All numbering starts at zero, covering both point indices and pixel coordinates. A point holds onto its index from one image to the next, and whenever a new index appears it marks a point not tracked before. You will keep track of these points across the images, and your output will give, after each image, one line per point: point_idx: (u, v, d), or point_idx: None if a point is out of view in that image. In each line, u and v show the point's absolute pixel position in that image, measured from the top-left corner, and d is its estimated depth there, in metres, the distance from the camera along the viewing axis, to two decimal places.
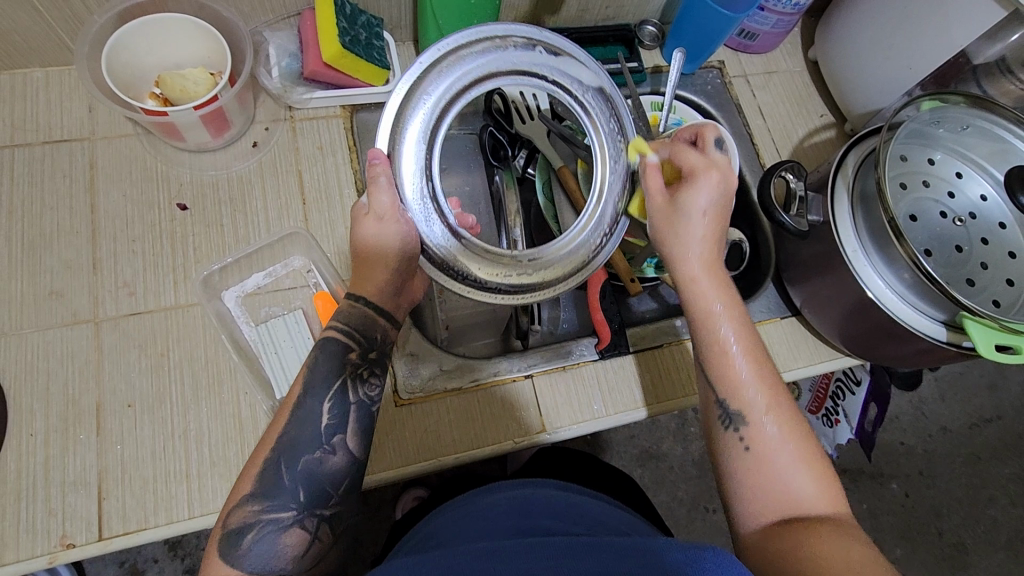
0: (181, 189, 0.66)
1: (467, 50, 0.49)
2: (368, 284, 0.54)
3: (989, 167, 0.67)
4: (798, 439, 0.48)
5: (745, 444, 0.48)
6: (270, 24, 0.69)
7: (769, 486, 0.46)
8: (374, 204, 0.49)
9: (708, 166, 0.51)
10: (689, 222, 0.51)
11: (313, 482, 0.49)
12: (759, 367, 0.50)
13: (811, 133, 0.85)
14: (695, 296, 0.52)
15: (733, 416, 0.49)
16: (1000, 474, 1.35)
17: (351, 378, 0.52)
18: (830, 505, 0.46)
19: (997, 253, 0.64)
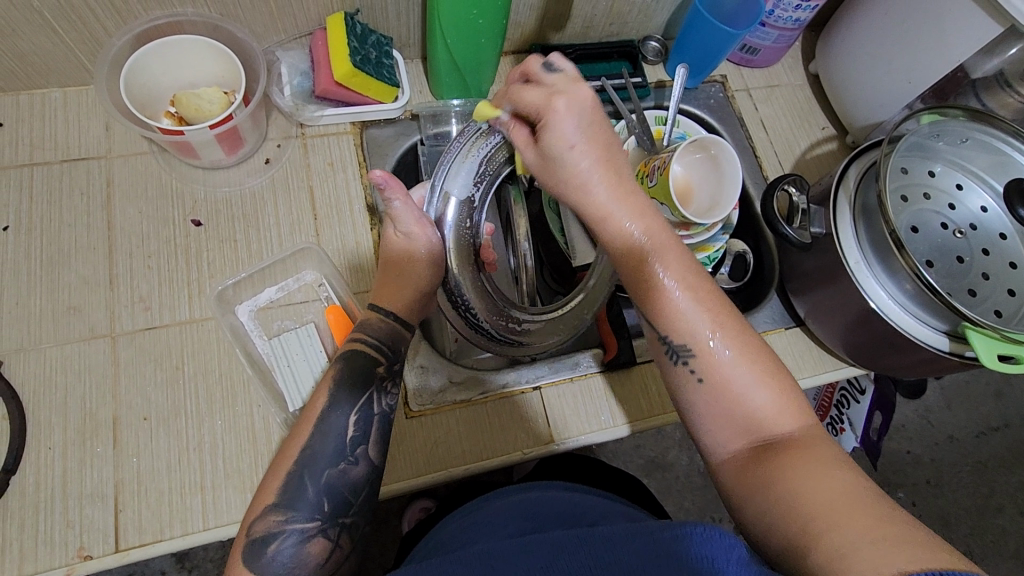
0: (195, 206, 0.67)
1: None
2: (394, 297, 0.58)
3: (988, 179, 0.68)
4: (751, 351, 0.46)
5: (698, 375, 0.46)
6: (282, 44, 0.71)
7: (730, 408, 0.45)
8: (397, 221, 0.56)
9: (550, 99, 0.49)
10: (572, 155, 0.49)
11: (335, 493, 0.50)
12: (694, 284, 0.48)
13: (813, 145, 0.86)
14: (611, 233, 0.49)
15: (679, 350, 0.47)
16: (1008, 483, 1.35)
17: (377, 391, 0.55)
18: (791, 414, 0.44)
19: (998, 264, 0.65)
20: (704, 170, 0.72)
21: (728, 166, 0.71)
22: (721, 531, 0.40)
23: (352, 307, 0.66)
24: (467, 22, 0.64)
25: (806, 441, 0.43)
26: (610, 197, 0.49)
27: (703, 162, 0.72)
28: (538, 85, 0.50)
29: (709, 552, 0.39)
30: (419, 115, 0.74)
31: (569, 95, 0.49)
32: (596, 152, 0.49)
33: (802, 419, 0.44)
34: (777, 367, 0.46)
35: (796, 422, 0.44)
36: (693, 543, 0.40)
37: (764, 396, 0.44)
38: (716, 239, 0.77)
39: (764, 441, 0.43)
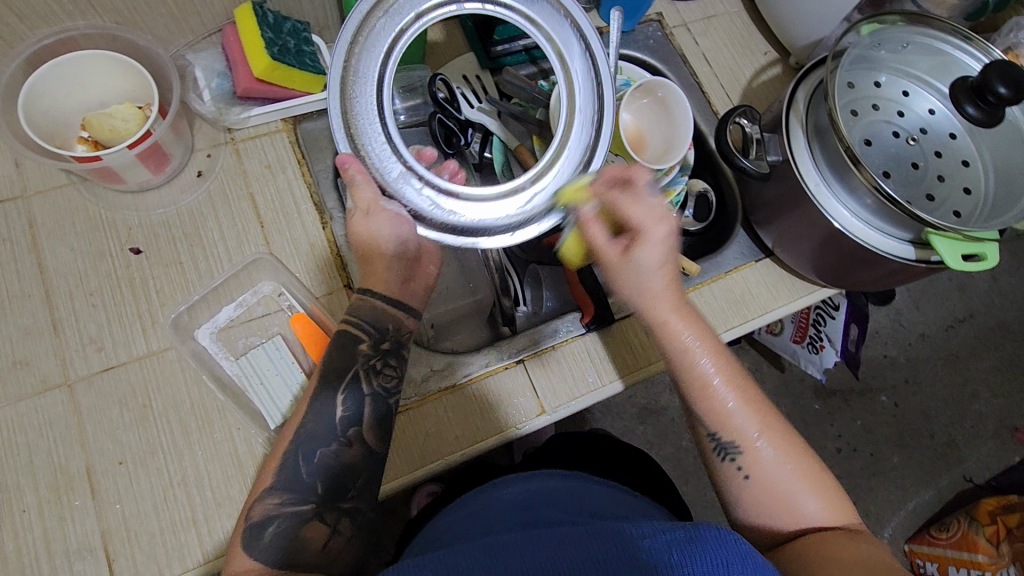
0: (131, 233, 0.63)
1: (371, 23, 0.50)
2: (379, 280, 0.58)
3: (932, 82, 0.68)
4: (789, 448, 0.53)
5: (744, 473, 0.52)
6: (191, 45, 0.66)
7: (775, 508, 0.52)
8: (359, 200, 0.52)
9: (658, 220, 0.51)
10: (647, 273, 0.52)
11: (331, 474, 0.52)
12: (743, 387, 0.54)
13: (758, 72, 0.85)
14: (667, 332, 0.54)
15: (729, 448, 0.53)
16: (979, 370, 1.41)
17: (361, 370, 0.55)
18: (831, 514, 0.51)
19: (951, 164, 0.66)
20: (653, 114, 0.71)
21: (676, 105, 0.69)
22: (732, 535, 0.44)
23: (318, 312, 0.63)
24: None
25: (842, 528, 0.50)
26: (671, 312, 0.54)
27: (653, 105, 0.71)
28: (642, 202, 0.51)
29: (722, 553, 0.43)
30: None
31: (668, 224, 0.52)
32: (670, 271, 0.54)
33: (844, 515, 0.52)
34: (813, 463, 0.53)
35: (837, 517, 0.51)
36: (708, 543, 0.44)
37: (813, 504, 0.51)
38: (677, 182, 0.74)
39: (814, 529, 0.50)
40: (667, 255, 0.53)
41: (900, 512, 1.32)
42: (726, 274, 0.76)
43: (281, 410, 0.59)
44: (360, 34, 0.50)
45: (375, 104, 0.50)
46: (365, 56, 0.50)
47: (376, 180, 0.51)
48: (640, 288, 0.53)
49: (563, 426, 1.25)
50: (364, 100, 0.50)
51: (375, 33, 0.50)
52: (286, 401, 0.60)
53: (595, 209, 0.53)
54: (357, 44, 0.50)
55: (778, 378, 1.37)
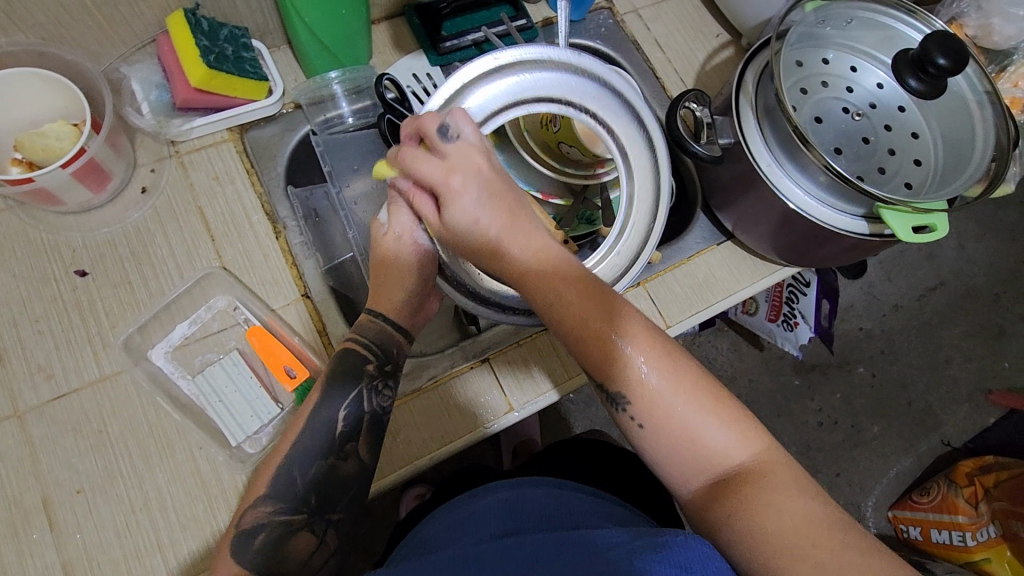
0: (76, 255, 0.61)
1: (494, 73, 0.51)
2: (386, 300, 0.57)
3: (878, 55, 0.69)
4: (687, 388, 0.46)
5: (638, 421, 0.46)
6: (126, 57, 0.64)
7: (681, 445, 0.45)
8: (393, 224, 0.54)
9: (448, 175, 0.46)
10: (463, 185, 0.47)
11: (321, 485, 0.52)
12: (600, 313, 0.47)
13: (711, 55, 0.85)
14: (518, 270, 0.48)
15: (617, 397, 0.47)
16: (952, 335, 1.43)
17: (366, 390, 0.55)
18: (740, 442, 0.45)
19: (902, 137, 0.66)
20: None
21: None
22: (696, 539, 0.43)
23: (275, 325, 0.62)
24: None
25: (756, 469, 0.44)
26: (502, 234, 0.48)
27: None
28: (434, 154, 0.47)
29: (683, 558, 0.41)
30: (302, 103, 0.70)
31: (465, 168, 0.47)
32: (490, 192, 0.47)
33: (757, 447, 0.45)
34: (717, 393, 0.46)
35: (747, 445, 0.45)
36: (669, 549, 0.42)
37: (717, 433, 0.45)
38: None
39: (720, 477, 0.44)
40: (480, 177, 0.47)
41: (882, 480, 1.35)
42: (689, 260, 0.76)
43: (248, 430, 0.59)
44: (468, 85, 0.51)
45: None
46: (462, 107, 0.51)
47: (416, 208, 0.53)
48: (459, 206, 0.47)
49: (547, 418, 1.25)
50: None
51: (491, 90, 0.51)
52: (253, 424, 0.60)
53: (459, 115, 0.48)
54: (462, 91, 0.51)
55: (757, 357, 1.38)
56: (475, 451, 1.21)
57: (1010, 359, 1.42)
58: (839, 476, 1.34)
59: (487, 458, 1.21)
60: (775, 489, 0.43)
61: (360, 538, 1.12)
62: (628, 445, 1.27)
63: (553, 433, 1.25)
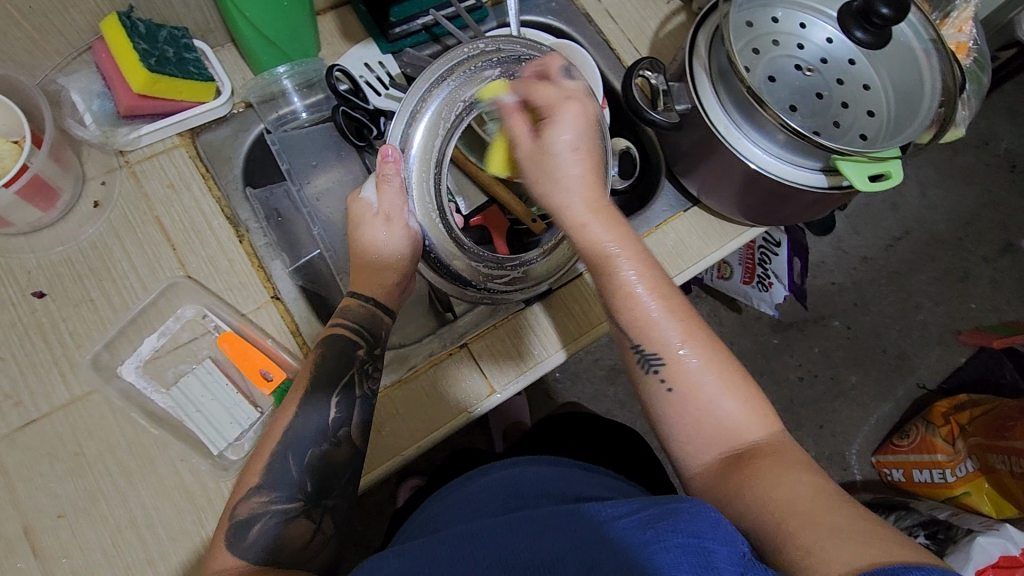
0: (31, 277, 0.59)
1: (471, 64, 0.56)
2: (375, 284, 0.58)
3: (825, 10, 0.70)
4: (718, 365, 0.50)
5: (669, 385, 0.50)
6: (62, 68, 0.61)
7: (698, 417, 0.49)
8: (383, 204, 0.55)
9: (563, 99, 0.53)
10: (562, 162, 0.51)
11: (316, 469, 0.52)
12: (662, 291, 0.51)
13: (663, 23, 0.84)
14: (586, 240, 0.51)
15: (652, 359, 0.50)
16: (921, 282, 1.47)
17: (357, 374, 0.55)
18: (754, 422, 0.49)
19: (854, 89, 0.68)
20: None
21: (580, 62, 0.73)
22: (707, 509, 0.42)
23: (247, 330, 0.61)
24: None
25: (772, 447, 0.47)
26: (590, 211, 0.51)
27: None
28: (553, 85, 0.54)
29: (691, 527, 0.41)
30: (253, 102, 0.68)
31: (574, 101, 0.53)
32: (586, 153, 0.52)
33: (770, 427, 0.49)
34: (743, 377, 0.50)
35: (756, 428, 0.48)
36: (679, 519, 0.41)
37: (729, 406, 0.49)
38: None
39: (735, 449, 0.48)
40: (581, 132, 0.52)
41: (863, 428, 1.39)
42: (656, 229, 0.77)
43: (228, 438, 0.58)
44: (452, 74, 0.55)
45: (438, 139, 0.55)
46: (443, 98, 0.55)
47: (405, 186, 0.55)
48: (556, 179, 0.52)
49: (536, 399, 1.26)
50: (435, 113, 0.55)
51: (471, 79, 0.55)
52: (233, 431, 0.59)
53: (513, 103, 0.55)
54: (443, 82, 0.55)
55: (736, 320, 1.41)
56: (467, 437, 1.22)
57: (976, 300, 1.47)
58: (822, 428, 1.38)
59: (479, 443, 1.22)
60: (777, 462, 0.46)
61: (360, 533, 1.12)
62: (617, 417, 1.29)
63: (542, 413, 1.27)
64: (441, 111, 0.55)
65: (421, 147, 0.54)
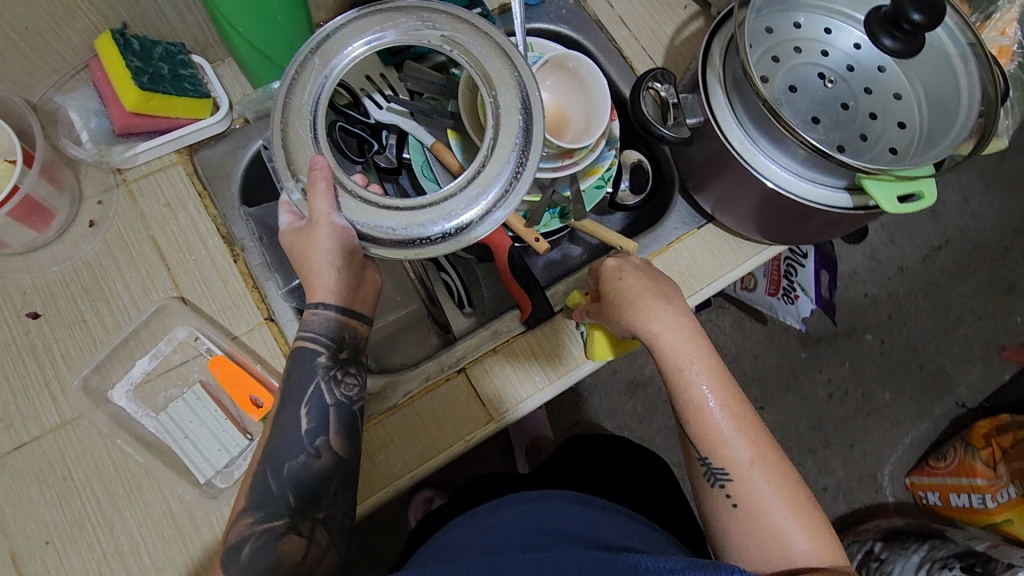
0: (26, 298, 0.58)
1: (310, 63, 0.49)
2: (320, 288, 0.51)
3: (852, 14, 0.65)
4: (790, 494, 0.49)
5: (734, 500, 0.49)
6: (60, 86, 0.61)
7: (761, 536, 0.48)
8: (313, 211, 0.48)
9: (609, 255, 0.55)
10: (616, 281, 0.53)
11: (308, 489, 0.49)
12: (738, 412, 0.50)
13: (680, 28, 0.80)
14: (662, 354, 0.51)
15: (718, 474, 0.50)
16: (961, 294, 1.39)
17: (324, 382, 0.50)
18: (820, 551, 0.47)
19: (883, 99, 0.63)
20: (570, 87, 0.69)
21: (590, 76, 0.67)
22: None
23: (237, 353, 0.59)
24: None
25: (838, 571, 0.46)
26: (666, 323, 0.50)
27: (569, 78, 0.69)
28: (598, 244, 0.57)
29: None
30: (250, 118, 0.67)
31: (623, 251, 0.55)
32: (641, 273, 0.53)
33: (833, 554, 0.47)
34: (813, 507, 0.49)
35: (822, 557, 0.47)
36: None
37: (796, 536, 0.47)
38: (603, 157, 0.71)
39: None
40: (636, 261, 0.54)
41: (897, 448, 1.32)
42: (669, 247, 0.73)
43: (217, 465, 0.57)
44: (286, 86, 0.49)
45: (313, 135, 0.49)
46: (300, 94, 0.49)
47: (337, 191, 0.48)
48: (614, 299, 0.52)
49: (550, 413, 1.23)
50: (295, 120, 0.48)
51: (313, 70, 0.49)
52: (221, 458, 0.58)
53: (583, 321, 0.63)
54: (290, 90, 0.49)
55: (761, 332, 1.35)
56: (479, 452, 1.19)
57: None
58: (852, 447, 1.31)
59: (491, 457, 1.20)
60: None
61: (370, 547, 1.11)
62: (634, 433, 1.24)
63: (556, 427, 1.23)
64: (289, 111, 0.48)
65: (285, 155, 0.48)
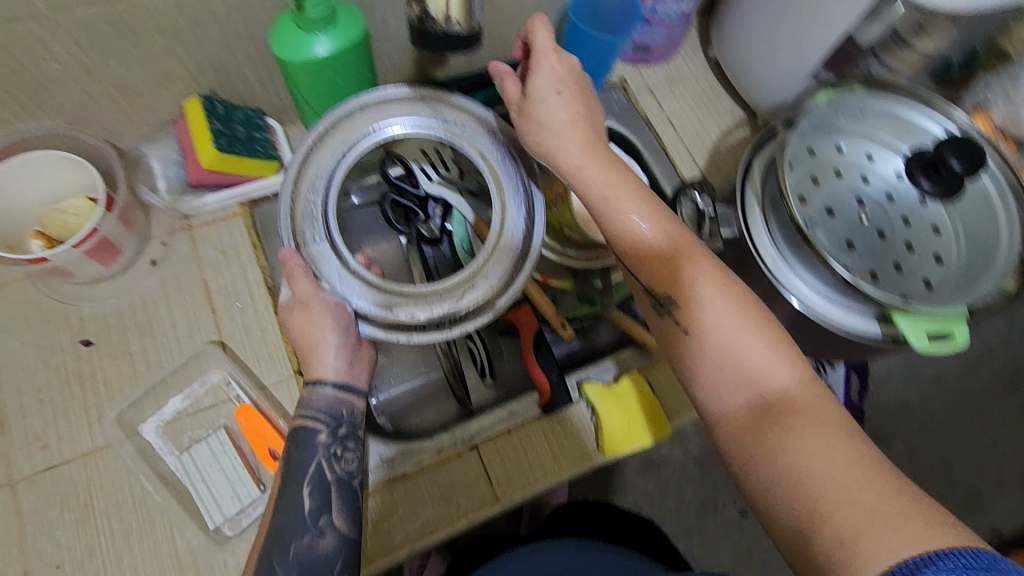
0: (83, 325, 0.63)
1: (324, 150, 0.56)
2: (317, 365, 0.54)
3: (897, 145, 0.66)
4: (743, 305, 0.48)
5: (685, 328, 0.49)
6: (148, 137, 0.67)
7: (721, 360, 0.47)
8: (297, 293, 0.53)
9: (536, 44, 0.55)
10: (548, 106, 0.55)
11: (309, 567, 0.48)
12: (701, 273, 0.50)
13: (724, 134, 0.84)
14: (622, 229, 0.52)
15: (665, 301, 0.50)
16: (1002, 413, 1.33)
17: (324, 461, 0.51)
18: (792, 379, 0.45)
19: (923, 231, 0.63)
20: None
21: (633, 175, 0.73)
22: None
23: (264, 405, 0.62)
24: (316, 73, 0.58)
25: (804, 401, 0.44)
26: (599, 176, 0.54)
27: None
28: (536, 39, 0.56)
29: None
30: None
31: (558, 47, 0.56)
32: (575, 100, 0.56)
33: (808, 388, 0.45)
34: (779, 334, 0.47)
35: (798, 387, 0.45)
36: None
37: (761, 354, 0.46)
38: None
39: (758, 394, 0.45)
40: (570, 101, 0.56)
41: None
42: None
43: (227, 512, 0.59)
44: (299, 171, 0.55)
45: (321, 213, 0.55)
46: (312, 180, 0.55)
47: (315, 274, 0.54)
48: (552, 146, 0.55)
49: None
50: (306, 206, 0.55)
51: (326, 155, 0.56)
52: (231, 505, 0.60)
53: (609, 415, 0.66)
54: (300, 177, 0.55)
55: None
56: None
57: None
58: None
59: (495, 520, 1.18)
60: (815, 423, 0.42)
61: None
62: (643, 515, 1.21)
63: None
64: (300, 194, 0.55)
65: (293, 235, 0.54)
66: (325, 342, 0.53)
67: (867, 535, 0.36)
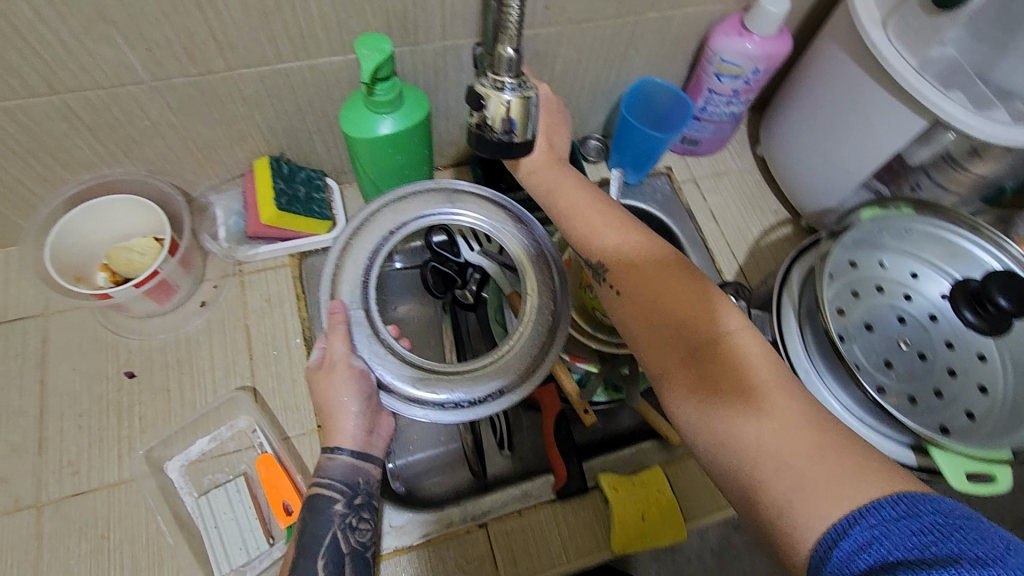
0: (130, 357, 0.66)
1: (372, 221, 0.56)
2: (338, 432, 0.54)
3: (943, 267, 0.64)
4: (670, 269, 0.48)
5: (615, 287, 0.50)
6: (216, 187, 0.72)
7: (664, 336, 0.46)
8: (329, 354, 0.53)
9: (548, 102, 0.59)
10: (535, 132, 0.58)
11: None
12: (611, 219, 0.52)
13: (767, 231, 0.84)
14: (557, 213, 0.55)
15: (599, 272, 0.51)
16: None
17: (338, 532, 0.52)
18: (728, 320, 0.45)
19: (966, 358, 0.60)
20: None
21: None
22: None
23: (285, 456, 0.63)
24: (378, 149, 0.62)
25: (742, 345, 0.44)
26: (548, 178, 0.56)
27: None
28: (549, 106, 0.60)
29: None
30: None
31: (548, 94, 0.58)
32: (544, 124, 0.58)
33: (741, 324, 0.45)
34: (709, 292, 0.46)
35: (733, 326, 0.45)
36: None
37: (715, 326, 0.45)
38: None
39: (692, 346, 0.45)
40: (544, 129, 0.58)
41: None
42: None
43: (234, 562, 0.59)
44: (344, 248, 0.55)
45: (360, 284, 0.54)
46: (357, 252, 0.55)
47: (351, 338, 0.53)
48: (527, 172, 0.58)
49: None
50: (352, 275, 0.54)
51: (369, 232, 0.56)
52: (240, 555, 0.60)
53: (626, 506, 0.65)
54: (346, 251, 0.55)
55: None
56: None
57: None
58: None
59: None
60: (764, 392, 0.41)
61: None
62: None
63: None
64: (345, 262, 0.55)
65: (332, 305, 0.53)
66: (349, 412, 0.53)
67: (798, 503, 0.37)
